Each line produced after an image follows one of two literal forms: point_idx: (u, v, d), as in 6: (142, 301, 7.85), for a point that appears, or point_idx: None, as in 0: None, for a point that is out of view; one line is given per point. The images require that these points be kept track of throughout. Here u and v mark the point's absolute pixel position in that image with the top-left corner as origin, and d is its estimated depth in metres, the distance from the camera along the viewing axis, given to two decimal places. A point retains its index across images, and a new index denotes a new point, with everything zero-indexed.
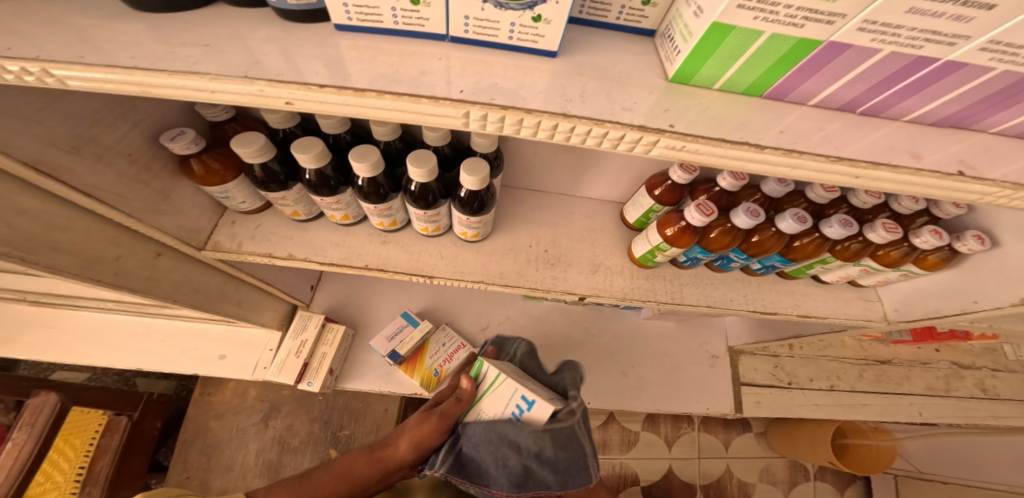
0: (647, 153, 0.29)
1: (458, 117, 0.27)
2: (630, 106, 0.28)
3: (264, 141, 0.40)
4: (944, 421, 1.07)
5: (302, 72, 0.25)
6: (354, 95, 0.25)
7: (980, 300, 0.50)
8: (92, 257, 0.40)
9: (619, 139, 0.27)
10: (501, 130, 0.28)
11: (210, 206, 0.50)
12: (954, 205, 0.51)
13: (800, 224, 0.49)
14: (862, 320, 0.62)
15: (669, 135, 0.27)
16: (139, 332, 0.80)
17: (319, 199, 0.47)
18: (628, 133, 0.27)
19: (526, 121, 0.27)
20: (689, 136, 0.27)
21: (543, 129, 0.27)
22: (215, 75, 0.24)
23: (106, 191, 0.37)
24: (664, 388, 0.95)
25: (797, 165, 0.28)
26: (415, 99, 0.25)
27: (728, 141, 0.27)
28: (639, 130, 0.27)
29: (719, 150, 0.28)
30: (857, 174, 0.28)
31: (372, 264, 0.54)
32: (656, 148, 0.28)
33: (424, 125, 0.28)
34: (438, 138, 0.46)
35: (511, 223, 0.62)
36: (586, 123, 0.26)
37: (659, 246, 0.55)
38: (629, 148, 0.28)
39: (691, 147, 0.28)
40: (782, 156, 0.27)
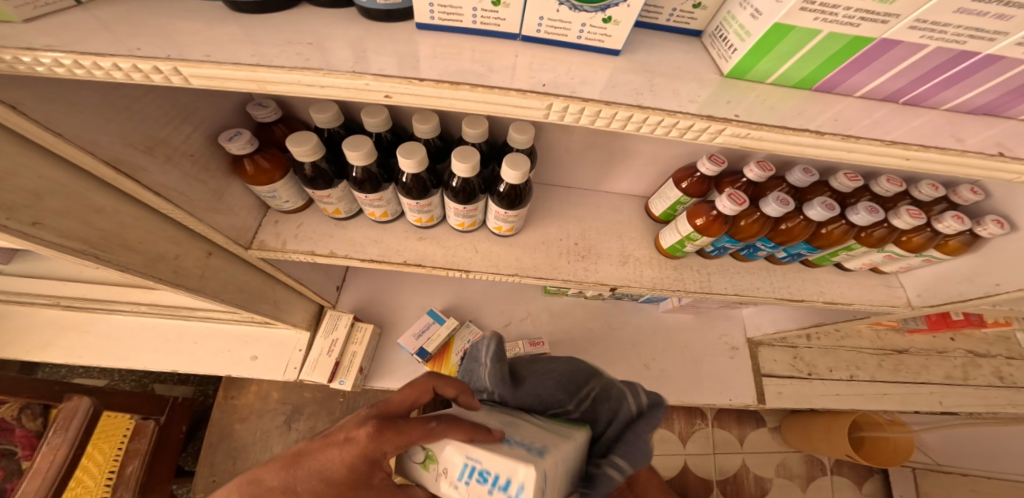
0: (710, 142, 0.31)
1: (541, 109, 0.29)
2: (694, 99, 0.30)
3: (315, 141, 0.42)
4: (965, 410, 1.07)
5: (392, 69, 0.28)
6: (450, 88, 0.27)
7: (1002, 282, 0.51)
8: (155, 256, 0.42)
9: (688, 129, 0.29)
10: (576, 121, 0.30)
11: (256, 206, 0.52)
12: (972, 191, 0.52)
13: (829, 211, 0.50)
14: (886, 307, 0.63)
15: (735, 124, 0.28)
16: (175, 334, 0.82)
17: (363, 196, 0.48)
18: (697, 123, 0.28)
19: (603, 112, 0.28)
20: (754, 124, 0.28)
21: (618, 120, 0.29)
22: (327, 71, 0.26)
23: (173, 191, 0.39)
24: (684, 380, 0.96)
25: (852, 150, 0.30)
26: (504, 91, 0.28)
27: (789, 128, 0.29)
28: (707, 120, 0.28)
29: (780, 137, 0.29)
30: (907, 157, 0.29)
31: (410, 260, 0.56)
32: (721, 136, 0.30)
33: (506, 117, 0.30)
34: (477, 135, 0.48)
35: (541, 218, 0.64)
36: (659, 114, 0.28)
37: (689, 236, 0.56)
38: (694, 137, 0.30)
39: (754, 135, 0.29)
40: (839, 141, 0.29)
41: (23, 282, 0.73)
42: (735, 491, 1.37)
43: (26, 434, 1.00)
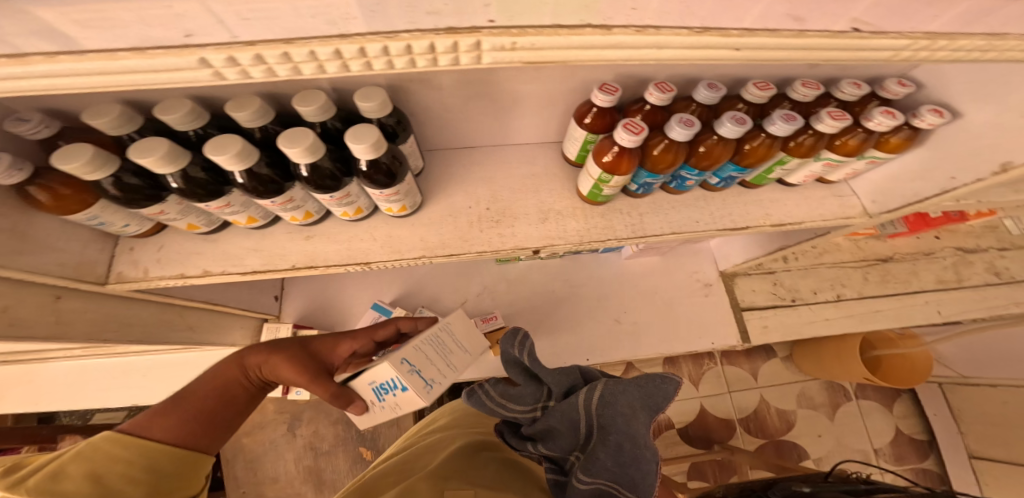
0: (480, 60, 0.26)
1: (207, 65, 0.23)
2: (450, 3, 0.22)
3: (92, 151, 0.36)
4: (967, 316, 1.00)
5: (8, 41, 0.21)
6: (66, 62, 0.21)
7: (957, 175, 0.47)
8: None
9: (436, 50, 0.24)
10: (294, 68, 0.25)
11: (99, 238, 0.49)
12: (901, 83, 0.47)
13: (740, 126, 0.44)
14: (842, 219, 0.57)
15: (488, 32, 0.23)
16: (124, 371, 0.84)
17: (206, 206, 0.43)
18: (437, 39, 0.23)
19: (321, 50, 0.24)
20: (513, 29, 0.23)
21: (374, 56, 0.25)
22: None
23: None
24: (662, 329, 0.91)
25: (663, 44, 0.25)
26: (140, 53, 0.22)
27: (567, 28, 0.24)
28: (447, 33, 0.23)
29: (561, 40, 0.24)
30: (736, 45, 0.26)
31: (299, 263, 0.52)
32: (486, 51, 0.25)
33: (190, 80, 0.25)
34: (316, 112, 0.40)
35: (444, 186, 0.58)
36: (376, 40, 0.23)
37: (600, 179, 0.49)
38: (455, 58, 0.25)
39: (524, 42, 0.24)
40: (635, 35, 0.24)
41: None
42: (757, 426, 1.46)
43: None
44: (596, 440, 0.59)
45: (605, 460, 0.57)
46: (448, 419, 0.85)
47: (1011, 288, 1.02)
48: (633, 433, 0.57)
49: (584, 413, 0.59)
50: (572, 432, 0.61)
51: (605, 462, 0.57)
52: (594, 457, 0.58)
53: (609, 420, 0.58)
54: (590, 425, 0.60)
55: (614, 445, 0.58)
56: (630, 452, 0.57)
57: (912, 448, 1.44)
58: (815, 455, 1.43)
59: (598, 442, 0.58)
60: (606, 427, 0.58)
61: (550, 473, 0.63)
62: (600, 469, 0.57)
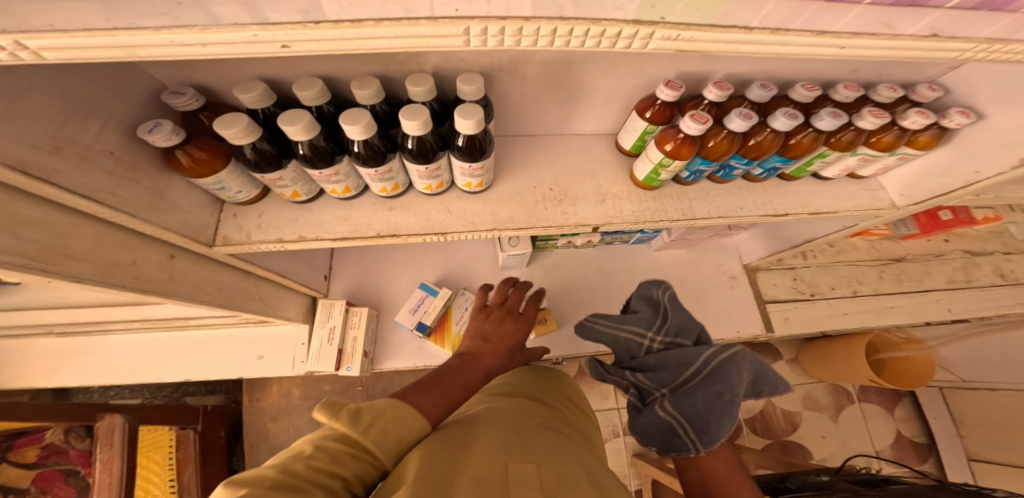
0: (645, 48, 0.30)
1: (459, 34, 0.27)
2: (621, 3, 0.27)
3: (247, 120, 0.40)
4: (976, 314, 1.06)
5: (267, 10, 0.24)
6: (352, 27, 0.26)
7: (982, 169, 0.52)
8: (111, 264, 0.42)
9: (617, 36, 0.28)
10: (500, 44, 0.28)
11: (210, 203, 0.52)
12: (931, 88, 0.53)
13: (792, 120, 0.50)
14: (871, 210, 0.63)
15: (664, 27, 0.27)
16: (179, 346, 0.88)
17: (318, 174, 0.47)
18: (625, 28, 0.27)
19: (526, 29, 0.27)
20: (683, 25, 0.27)
21: (538, 36, 0.28)
22: (204, 25, 0.24)
23: (103, 193, 0.38)
24: (691, 317, 0.96)
25: (784, 43, 0.29)
26: (414, 23, 0.26)
27: (719, 26, 0.28)
28: (633, 24, 0.27)
29: (710, 36, 0.28)
30: (841, 43, 0.29)
31: (383, 231, 0.56)
32: (654, 40, 0.29)
33: (426, 48, 0.28)
34: (422, 93, 0.45)
35: (511, 169, 0.63)
36: (586, 22, 0.27)
37: (661, 163, 0.54)
38: (628, 45, 0.29)
39: (687, 36, 0.28)
40: (769, 34, 0.28)
41: (11, 316, 0.75)
42: (763, 427, 1.51)
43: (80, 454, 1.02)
44: (703, 388, 0.62)
45: (697, 399, 0.61)
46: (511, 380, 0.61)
47: (1016, 289, 1.08)
48: (737, 394, 0.60)
49: (701, 361, 0.64)
50: (680, 370, 0.65)
51: (695, 406, 0.61)
52: (688, 398, 0.62)
53: (723, 376, 0.62)
54: (702, 372, 0.64)
55: (715, 395, 0.61)
56: (725, 405, 0.60)
57: (916, 451, 1.49)
58: (822, 456, 1.47)
59: (701, 387, 0.62)
60: (713, 382, 0.62)
61: (632, 396, 0.67)
62: (688, 406, 0.61)
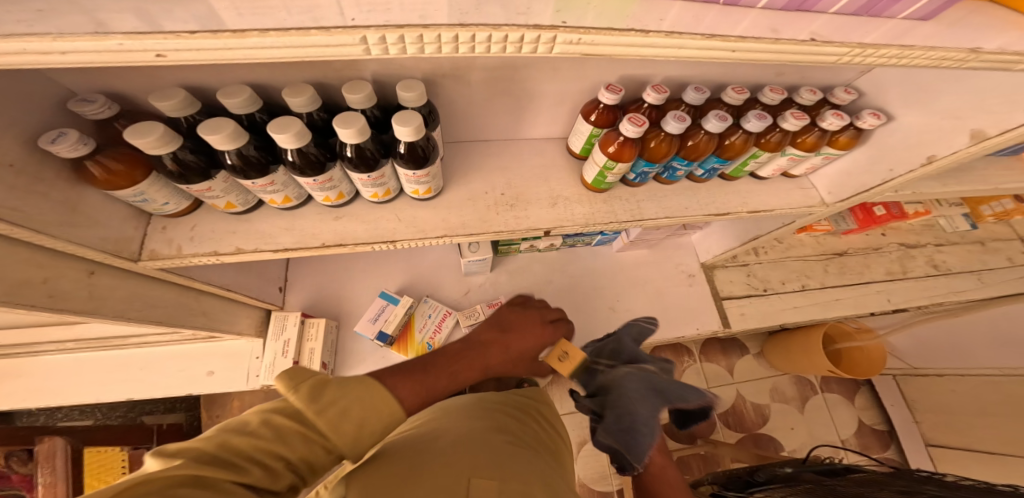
0: (550, 53, 0.30)
1: (357, 44, 0.27)
2: (527, 11, 0.28)
3: (162, 129, 0.39)
4: (913, 302, 1.13)
5: (161, 19, 0.25)
6: (235, 37, 0.25)
7: (895, 167, 0.56)
8: (17, 283, 0.40)
9: (521, 40, 0.28)
10: (405, 51, 0.29)
11: (135, 216, 0.50)
12: (846, 91, 0.57)
13: (723, 122, 0.52)
14: (805, 208, 0.66)
15: (564, 30, 0.28)
16: (121, 365, 0.83)
17: (251, 183, 0.46)
18: (526, 33, 0.28)
19: (427, 36, 0.27)
20: (582, 28, 0.28)
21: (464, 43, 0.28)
22: (58, 34, 0.23)
23: (1, 208, 0.35)
24: (651, 316, 0.98)
25: (681, 45, 0.30)
26: (304, 32, 0.26)
27: (618, 29, 0.28)
28: (533, 28, 0.28)
29: (613, 38, 0.29)
30: (732, 48, 0.30)
31: (329, 241, 0.55)
32: (558, 44, 0.29)
33: (324, 57, 0.28)
34: (363, 99, 0.45)
35: (461, 175, 0.63)
36: (485, 28, 0.27)
37: (606, 166, 0.56)
38: (533, 49, 0.29)
39: (587, 40, 0.29)
40: (666, 38, 0.29)
41: None
42: (735, 421, 1.56)
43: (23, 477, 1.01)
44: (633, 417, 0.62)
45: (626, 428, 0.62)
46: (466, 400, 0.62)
47: (947, 279, 1.17)
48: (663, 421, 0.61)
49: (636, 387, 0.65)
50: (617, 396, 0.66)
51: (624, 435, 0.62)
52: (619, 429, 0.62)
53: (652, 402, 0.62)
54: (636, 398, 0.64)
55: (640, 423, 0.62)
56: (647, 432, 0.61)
57: (875, 439, 1.56)
58: (789, 446, 1.53)
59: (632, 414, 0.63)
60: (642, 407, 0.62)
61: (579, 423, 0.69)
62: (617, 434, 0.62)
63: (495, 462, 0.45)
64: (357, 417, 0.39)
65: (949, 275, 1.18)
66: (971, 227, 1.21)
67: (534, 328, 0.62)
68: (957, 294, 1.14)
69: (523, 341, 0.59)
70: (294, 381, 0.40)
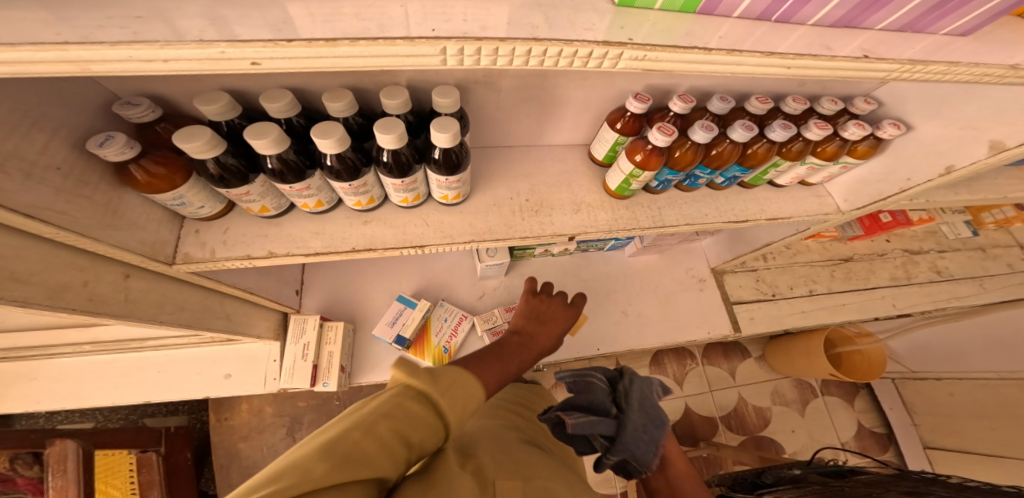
0: (614, 68, 0.30)
1: (437, 54, 0.27)
2: (592, 26, 0.29)
3: (209, 133, 0.39)
4: (917, 308, 1.15)
5: (251, 27, 0.25)
6: (325, 45, 0.25)
7: (912, 177, 0.58)
8: (59, 286, 0.40)
9: (589, 57, 0.29)
10: (478, 63, 0.29)
11: (169, 219, 0.50)
12: (866, 101, 0.58)
13: (749, 131, 0.53)
14: (821, 215, 0.68)
15: (631, 46, 0.28)
16: (137, 367, 0.83)
17: (288, 187, 0.46)
18: (596, 49, 0.28)
19: (502, 49, 0.27)
20: (649, 44, 0.28)
21: (519, 56, 0.28)
22: (165, 41, 0.23)
23: (50, 211, 0.35)
24: (663, 320, 0.99)
25: (741, 62, 0.30)
26: (390, 42, 0.26)
27: (681, 46, 0.29)
28: (603, 44, 0.28)
29: (675, 56, 0.29)
30: (788, 64, 0.31)
31: (359, 245, 0.56)
32: (622, 60, 0.30)
33: (404, 68, 0.28)
34: (398, 105, 0.46)
35: (488, 180, 0.64)
36: (557, 43, 0.27)
37: (632, 173, 0.57)
38: (598, 64, 0.30)
39: (652, 56, 0.29)
40: (726, 55, 0.29)
41: None
42: (737, 424, 1.57)
43: (28, 481, 0.98)
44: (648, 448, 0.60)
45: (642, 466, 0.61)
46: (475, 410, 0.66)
47: (950, 284, 1.19)
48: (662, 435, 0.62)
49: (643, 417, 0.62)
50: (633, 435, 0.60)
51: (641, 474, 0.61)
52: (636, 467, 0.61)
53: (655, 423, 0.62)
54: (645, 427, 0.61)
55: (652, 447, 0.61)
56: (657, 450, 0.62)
57: (875, 442, 1.59)
58: (791, 449, 1.55)
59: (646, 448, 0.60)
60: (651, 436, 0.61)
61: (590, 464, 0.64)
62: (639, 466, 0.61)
63: (512, 469, 0.44)
64: (423, 426, 0.40)
65: (951, 281, 1.20)
66: (972, 234, 1.23)
67: (563, 312, 0.74)
68: (959, 300, 1.17)
69: (558, 324, 0.71)
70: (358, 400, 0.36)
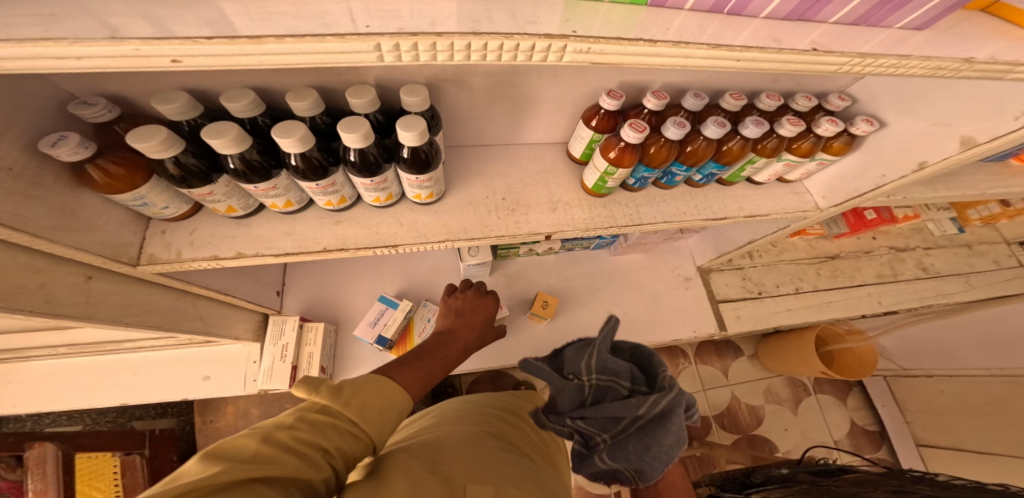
0: (561, 61, 0.30)
1: (371, 51, 0.27)
2: (537, 20, 0.29)
3: (165, 134, 0.38)
4: (903, 305, 1.15)
5: (176, 25, 0.24)
6: (249, 43, 0.25)
7: (886, 173, 0.58)
8: (12, 289, 0.39)
9: (532, 50, 0.29)
10: (417, 59, 0.28)
11: (133, 220, 0.49)
12: (840, 98, 0.58)
13: (721, 128, 0.53)
14: (800, 213, 0.68)
15: (575, 39, 0.28)
16: (115, 371, 0.82)
17: (252, 187, 0.46)
18: (538, 42, 0.28)
19: (439, 44, 0.27)
20: (593, 37, 0.28)
21: (475, 51, 0.28)
22: (75, 38, 0.23)
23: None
24: (649, 319, 0.99)
25: (689, 55, 0.30)
26: (320, 38, 0.25)
27: (628, 39, 0.29)
28: (545, 38, 0.28)
29: (622, 48, 0.29)
30: (737, 57, 0.31)
31: (331, 245, 0.55)
32: (568, 54, 0.29)
33: (337, 64, 0.28)
34: (365, 104, 0.45)
35: (464, 179, 0.63)
36: (497, 38, 0.27)
37: (606, 171, 0.57)
38: (543, 58, 0.30)
39: (597, 49, 0.29)
40: (673, 48, 0.29)
41: None
42: (731, 422, 1.57)
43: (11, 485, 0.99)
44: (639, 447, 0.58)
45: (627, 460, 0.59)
46: (439, 419, 0.60)
47: (936, 281, 1.19)
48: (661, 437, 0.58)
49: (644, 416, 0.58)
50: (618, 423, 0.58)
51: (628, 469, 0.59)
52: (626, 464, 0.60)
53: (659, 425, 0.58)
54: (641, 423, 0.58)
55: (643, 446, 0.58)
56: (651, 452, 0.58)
57: (867, 440, 1.59)
58: (781, 447, 1.55)
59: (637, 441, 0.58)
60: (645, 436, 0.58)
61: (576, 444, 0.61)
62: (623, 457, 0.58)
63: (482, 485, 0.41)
64: (374, 406, 0.44)
65: (937, 278, 1.20)
66: (959, 230, 1.23)
67: (480, 302, 0.81)
68: (946, 297, 1.17)
69: (478, 316, 0.77)
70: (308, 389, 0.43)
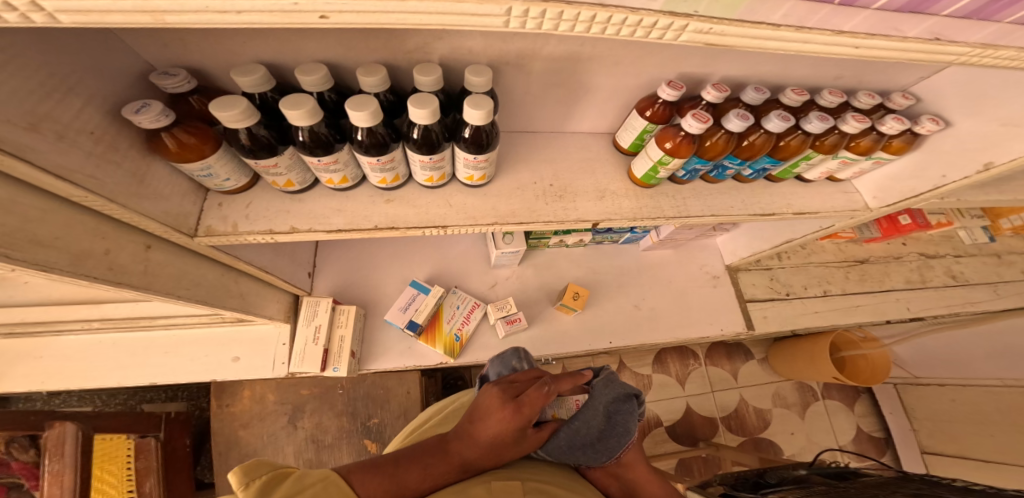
0: (675, 41, 0.30)
1: (501, 15, 0.26)
2: None
3: (245, 103, 0.38)
4: (930, 312, 1.15)
5: None
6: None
7: (947, 173, 0.57)
8: (82, 253, 0.39)
9: (652, 26, 0.28)
10: (540, 27, 0.28)
11: (193, 191, 0.49)
12: (904, 97, 0.57)
13: (785, 121, 0.52)
14: (848, 211, 0.67)
15: (698, 18, 0.28)
16: (145, 347, 0.82)
17: (315, 161, 0.45)
18: (661, 19, 0.28)
19: (567, 13, 0.27)
20: (716, 17, 0.28)
21: (597, 23, 0.27)
22: None
23: (80, 175, 0.34)
24: (677, 316, 0.99)
25: (807, 41, 0.30)
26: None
27: (749, 21, 0.29)
28: (669, 15, 0.27)
29: (742, 30, 0.29)
30: (857, 44, 0.31)
31: (381, 224, 0.55)
32: (686, 33, 0.29)
33: (466, 26, 0.27)
34: (431, 82, 0.44)
35: (513, 164, 0.63)
36: (623, 11, 0.27)
37: (660, 161, 0.56)
38: (660, 35, 0.29)
39: (717, 30, 0.29)
40: (795, 32, 0.29)
41: None
42: (736, 424, 1.57)
43: (24, 466, 0.86)
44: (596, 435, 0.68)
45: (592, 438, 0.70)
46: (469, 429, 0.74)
47: (964, 289, 1.18)
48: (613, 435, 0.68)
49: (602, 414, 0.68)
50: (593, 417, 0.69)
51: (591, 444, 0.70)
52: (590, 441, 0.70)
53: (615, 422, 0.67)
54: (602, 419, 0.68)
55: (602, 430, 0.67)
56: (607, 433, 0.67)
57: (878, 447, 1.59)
58: (789, 451, 1.55)
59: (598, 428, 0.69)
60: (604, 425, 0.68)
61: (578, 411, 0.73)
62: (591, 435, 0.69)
63: None
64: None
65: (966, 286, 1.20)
66: (989, 239, 1.23)
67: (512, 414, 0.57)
68: (974, 305, 1.16)
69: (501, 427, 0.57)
70: (249, 477, 0.43)
